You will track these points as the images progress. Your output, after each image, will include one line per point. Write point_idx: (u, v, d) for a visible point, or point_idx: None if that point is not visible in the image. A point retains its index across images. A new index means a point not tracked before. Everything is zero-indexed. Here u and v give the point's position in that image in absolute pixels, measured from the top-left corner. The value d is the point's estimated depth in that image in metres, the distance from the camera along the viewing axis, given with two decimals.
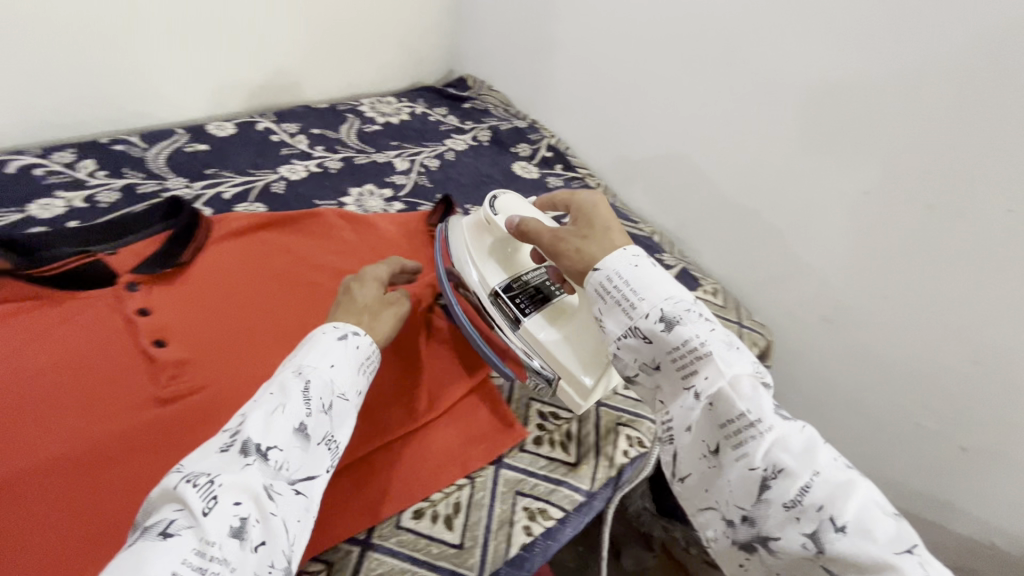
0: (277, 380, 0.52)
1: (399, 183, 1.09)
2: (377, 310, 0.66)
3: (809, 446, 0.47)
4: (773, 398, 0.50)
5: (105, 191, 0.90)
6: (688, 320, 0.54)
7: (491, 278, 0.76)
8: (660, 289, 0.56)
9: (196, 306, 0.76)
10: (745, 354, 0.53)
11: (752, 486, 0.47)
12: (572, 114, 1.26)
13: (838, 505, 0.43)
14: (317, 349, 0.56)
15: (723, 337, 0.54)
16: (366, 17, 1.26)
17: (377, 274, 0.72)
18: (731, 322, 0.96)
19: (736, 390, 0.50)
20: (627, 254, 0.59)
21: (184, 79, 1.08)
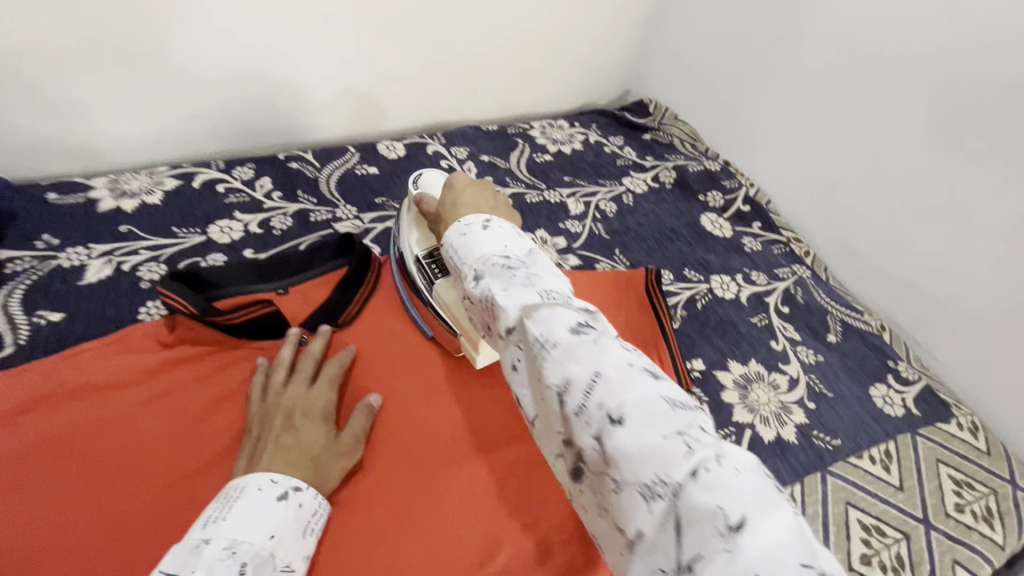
0: (203, 558, 0.42)
1: (573, 231, 0.95)
2: (328, 456, 0.58)
3: (597, 350, 0.38)
4: (573, 315, 0.40)
5: (279, 216, 0.85)
6: (497, 272, 0.45)
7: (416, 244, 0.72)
8: (486, 245, 0.47)
9: (363, 370, 0.69)
10: (535, 284, 0.43)
11: (556, 409, 0.39)
12: (783, 164, 1.07)
13: (634, 411, 0.35)
14: (254, 516, 0.47)
15: (524, 275, 0.44)
16: (554, 32, 1.14)
17: (321, 401, 0.62)
18: (998, 479, 0.73)
19: (534, 311, 0.41)
20: (461, 224, 0.51)
21: (365, 93, 1.02)
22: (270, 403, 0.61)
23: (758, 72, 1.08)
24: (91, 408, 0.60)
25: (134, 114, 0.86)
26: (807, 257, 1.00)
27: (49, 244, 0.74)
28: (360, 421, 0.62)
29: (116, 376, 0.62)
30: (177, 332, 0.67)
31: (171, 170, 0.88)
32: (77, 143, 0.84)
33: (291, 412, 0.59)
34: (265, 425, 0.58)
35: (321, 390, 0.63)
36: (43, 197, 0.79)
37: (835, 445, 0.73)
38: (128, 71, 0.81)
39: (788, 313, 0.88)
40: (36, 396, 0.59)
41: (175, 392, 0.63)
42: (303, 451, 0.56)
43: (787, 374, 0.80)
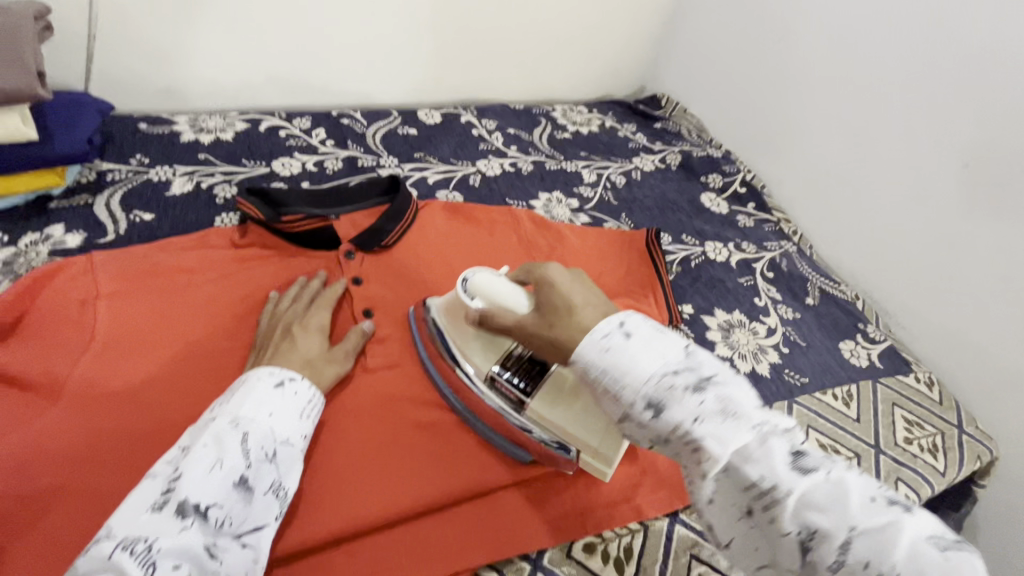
0: (209, 430, 0.51)
1: (586, 196, 1.07)
2: (322, 362, 0.65)
3: (837, 493, 0.42)
4: (785, 448, 0.44)
5: (332, 159, 0.98)
6: (677, 399, 0.46)
7: (484, 365, 0.66)
8: (647, 361, 0.48)
9: (400, 281, 0.81)
10: (741, 417, 0.44)
11: (792, 550, 0.42)
12: (781, 155, 1.20)
13: (886, 558, 0.38)
14: (255, 397, 0.55)
15: (717, 401, 0.45)
16: (581, 27, 1.28)
17: (318, 321, 0.69)
18: (946, 423, 0.83)
19: (749, 455, 0.44)
20: (597, 336, 0.50)
21: (412, 65, 1.16)
22: (273, 321, 0.69)
23: (764, 73, 1.21)
24: (176, 283, 0.72)
25: (215, 64, 1.00)
26: (795, 236, 1.11)
27: (141, 162, 0.87)
28: (353, 338, 0.69)
29: (197, 262, 0.74)
30: (246, 236, 0.79)
31: (241, 116, 1.02)
32: (165, 85, 0.98)
33: (288, 326, 0.67)
34: (266, 339, 0.66)
35: (318, 313, 0.70)
36: (135, 125, 0.92)
37: (803, 383, 0.83)
38: (217, 25, 0.95)
39: (772, 278, 0.99)
40: (132, 268, 0.71)
41: (243, 281, 0.75)
42: (300, 354, 0.64)
43: (766, 324, 0.91)
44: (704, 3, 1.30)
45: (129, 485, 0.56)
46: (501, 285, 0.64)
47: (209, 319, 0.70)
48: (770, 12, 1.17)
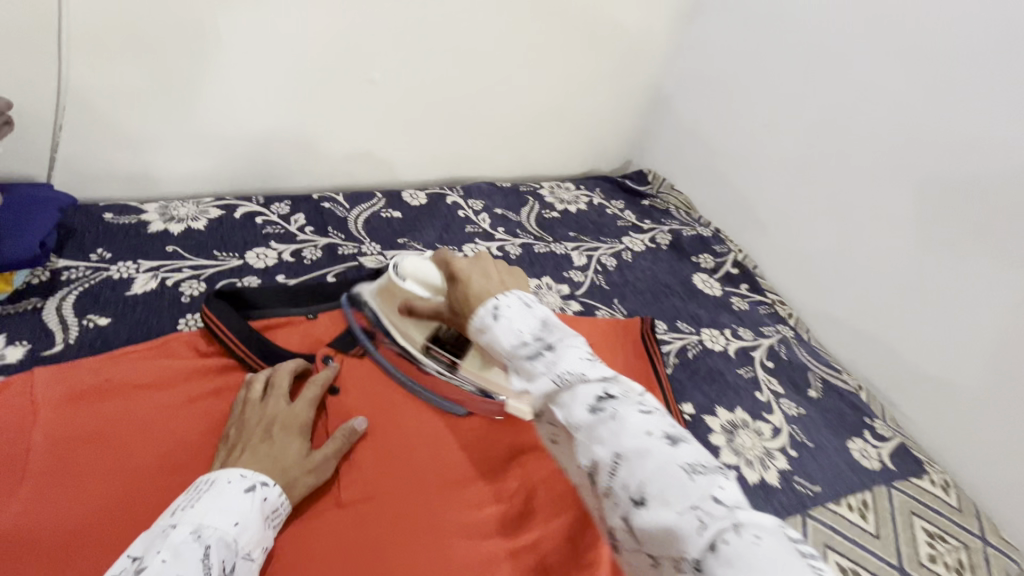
0: (169, 542, 0.47)
1: (576, 280, 1.03)
2: (300, 470, 0.60)
3: (616, 428, 0.41)
4: (593, 391, 0.43)
5: (310, 248, 0.94)
6: (520, 354, 0.47)
7: (415, 334, 0.71)
8: (502, 335, 0.49)
9: (381, 387, 0.73)
10: (553, 370, 0.45)
11: (585, 483, 0.43)
12: (769, 235, 1.20)
13: (643, 485, 0.39)
14: (219, 503, 0.52)
15: (541, 363, 0.46)
16: (564, 107, 1.29)
17: (299, 416, 0.65)
18: (970, 535, 0.77)
19: (555, 397, 0.45)
20: (476, 320, 0.52)
21: (397, 146, 1.14)
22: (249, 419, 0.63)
23: (746, 153, 1.22)
24: (128, 404, 0.64)
25: (192, 150, 0.96)
26: (790, 318, 1.08)
27: (102, 258, 0.81)
28: (338, 443, 0.63)
29: (154, 378, 0.67)
30: (214, 343, 0.73)
31: (216, 202, 0.97)
32: (136, 172, 0.93)
33: (269, 423, 0.63)
34: (242, 434, 0.61)
35: (300, 406, 0.66)
36: (100, 215, 0.87)
37: (815, 491, 0.78)
38: (194, 112, 0.92)
39: (772, 367, 0.95)
40: (81, 391, 0.64)
41: (207, 397, 0.67)
42: (277, 460, 0.59)
43: (771, 423, 0.86)
44: (685, 85, 1.33)
45: None
46: (427, 267, 0.67)
47: (168, 445, 0.63)
48: (749, 96, 1.20)
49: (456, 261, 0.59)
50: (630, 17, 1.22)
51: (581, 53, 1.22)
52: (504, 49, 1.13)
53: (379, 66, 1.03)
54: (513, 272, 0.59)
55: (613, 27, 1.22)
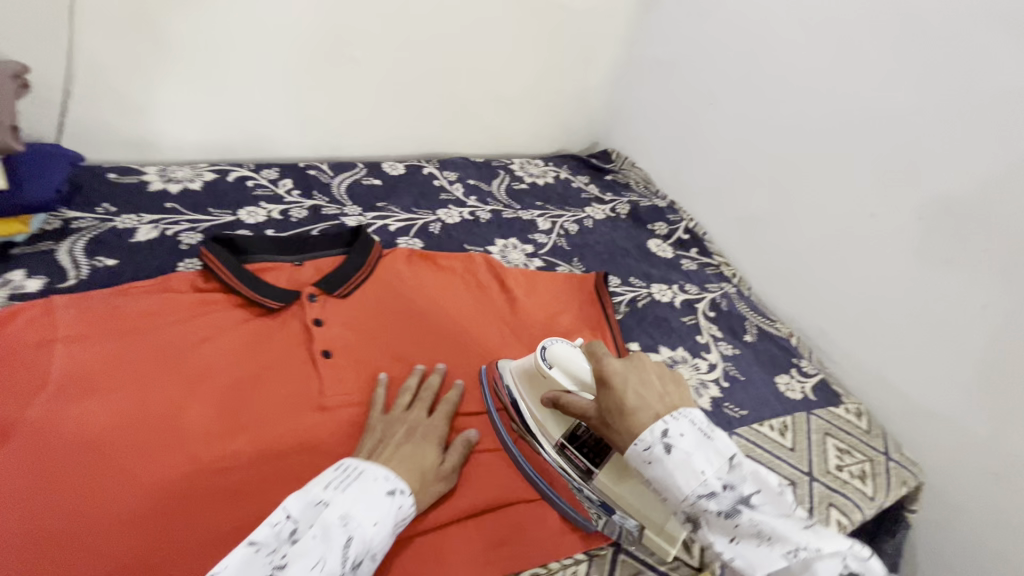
0: (323, 520, 0.52)
1: (540, 242, 1.13)
2: (429, 478, 0.64)
3: None
4: (830, 564, 0.49)
5: (297, 208, 1.03)
6: (721, 516, 0.53)
7: (555, 431, 0.72)
8: (684, 480, 0.54)
9: (359, 323, 0.83)
10: (776, 542, 0.51)
11: None
12: (718, 206, 1.32)
13: None
14: (366, 498, 0.56)
15: (749, 523, 0.52)
16: (534, 90, 1.40)
17: (435, 429, 0.69)
18: (874, 451, 0.89)
19: (793, 574, 0.51)
20: (637, 448, 0.56)
21: (378, 122, 1.24)
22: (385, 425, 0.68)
23: (699, 132, 1.34)
24: (135, 326, 0.73)
25: (189, 120, 1.05)
26: (734, 278, 1.20)
27: (107, 211, 0.90)
28: (459, 452, 0.68)
29: (157, 306, 0.76)
30: (210, 281, 0.82)
31: (210, 167, 1.07)
32: (137, 138, 1.02)
33: (411, 429, 0.68)
34: (387, 433, 0.67)
35: (437, 419, 0.71)
36: (105, 175, 0.96)
37: (742, 414, 0.89)
38: (192, 85, 1.02)
39: (713, 316, 1.06)
40: (93, 314, 0.73)
41: (203, 322, 0.76)
42: (419, 463, 0.63)
43: (708, 360, 0.97)
44: (645, 70, 1.44)
45: (69, 526, 0.57)
46: (579, 362, 0.69)
47: (171, 358, 0.71)
48: (702, 79, 1.32)
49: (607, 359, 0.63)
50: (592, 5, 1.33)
51: (549, 40, 1.33)
52: (476, 32, 1.23)
53: (359, 45, 1.12)
54: (671, 380, 0.62)
55: (576, 14, 1.33)
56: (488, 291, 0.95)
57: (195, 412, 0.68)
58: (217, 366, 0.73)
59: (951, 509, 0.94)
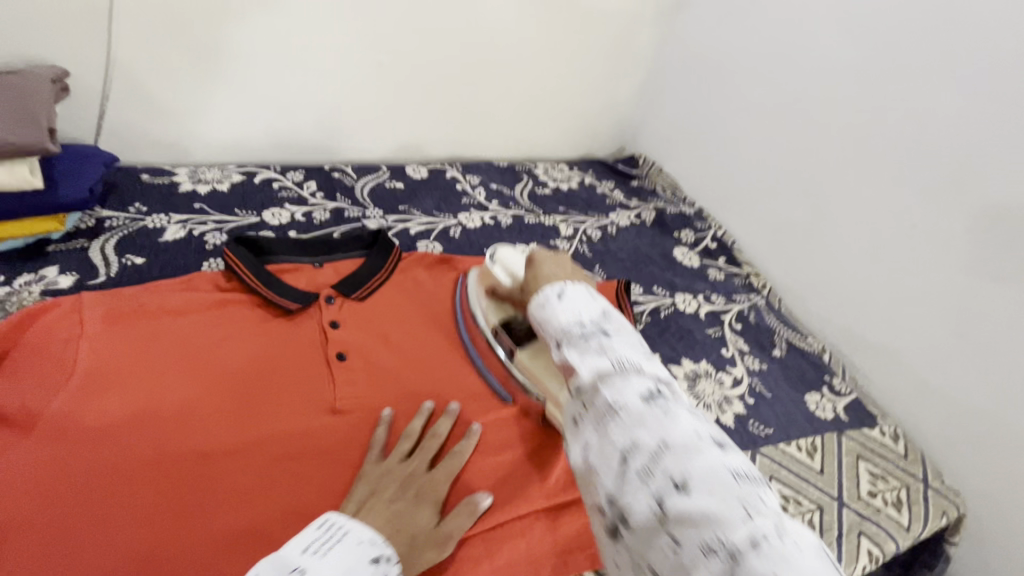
0: None
1: (561, 248, 1.12)
2: (423, 541, 0.60)
3: (667, 420, 0.40)
4: (644, 386, 0.42)
5: (320, 210, 1.04)
6: (580, 339, 0.46)
7: (491, 315, 0.80)
8: (564, 312, 0.49)
9: (375, 326, 0.83)
10: (610, 357, 0.44)
11: (614, 467, 0.40)
12: (749, 214, 1.27)
13: (686, 471, 0.37)
14: (343, 567, 0.50)
15: (598, 342, 0.45)
16: (561, 94, 1.38)
17: (435, 483, 0.65)
18: (912, 477, 0.84)
19: (608, 379, 0.43)
20: (539, 299, 0.52)
21: (404, 125, 1.25)
22: (387, 477, 0.64)
23: (731, 137, 1.30)
24: (160, 324, 0.74)
25: (220, 123, 1.08)
26: (764, 289, 1.15)
27: (139, 210, 0.93)
28: (462, 519, 0.64)
29: (182, 305, 0.77)
30: (232, 281, 0.84)
31: (239, 169, 1.09)
32: (170, 140, 1.06)
33: (412, 485, 0.64)
34: (384, 487, 0.63)
35: (439, 478, 0.66)
36: (138, 176, 0.99)
37: (767, 433, 0.84)
38: (224, 88, 1.04)
39: (740, 329, 1.02)
40: (120, 311, 0.74)
41: (224, 322, 0.77)
42: (411, 526, 0.60)
43: (733, 374, 0.93)
44: (675, 74, 1.41)
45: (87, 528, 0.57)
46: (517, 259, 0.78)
47: (194, 356, 0.72)
48: (735, 83, 1.27)
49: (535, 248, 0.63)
50: (622, 8, 1.31)
51: (577, 43, 1.31)
52: (502, 36, 1.22)
53: (386, 50, 1.12)
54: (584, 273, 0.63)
55: (606, 18, 1.30)
56: None
57: (215, 415, 0.68)
58: (238, 365, 0.73)
59: (998, 545, 0.87)
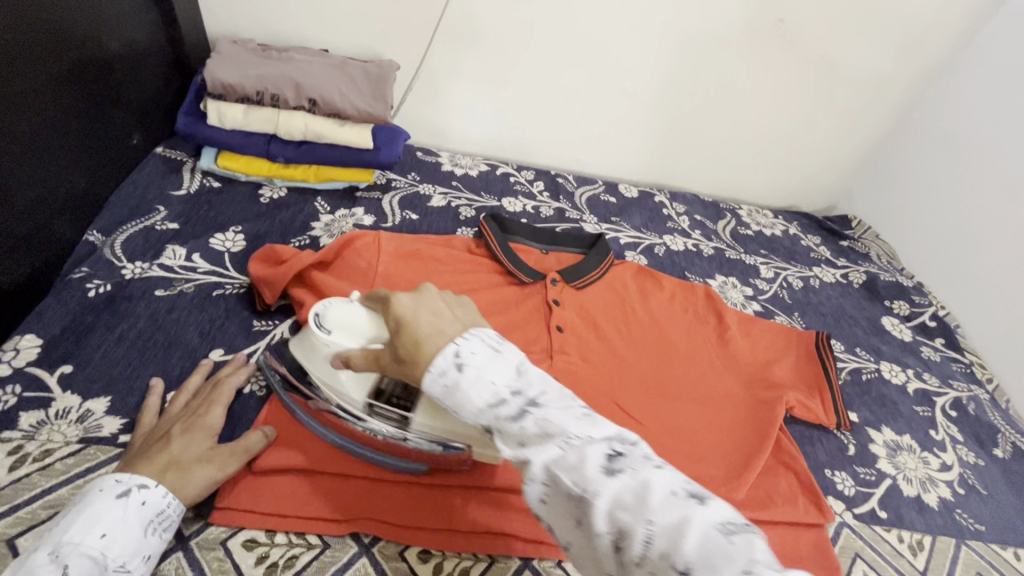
0: (25, 564, 0.45)
1: (761, 288, 1.13)
2: (188, 467, 0.56)
3: (638, 491, 0.38)
4: (601, 451, 0.41)
5: (546, 207, 1.19)
6: (510, 423, 0.43)
7: (354, 394, 0.61)
8: (476, 394, 0.45)
9: (591, 313, 0.94)
10: (647, 481, 0.39)
11: (608, 554, 0.39)
12: (983, 302, 1.16)
13: (678, 552, 0.35)
14: (88, 517, 0.49)
15: (535, 423, 0.43)
16: (783, 143, 1.38)
17: (209, 421, 0.61)
18: None
19: (562, 462, 0.41)
20: (433, 371, 0.46)
21: (627, 149, 1.35)
22: (163, 422, 0.61)
23: (978, 216, 1.20)
24: (431, 267, 0.92)
25: (479, 121, 1.28)
26: (988, 382, 1.04)
27: (414, 179, 1.16)
28: (248, 442, 0.60)
29: (446, 258, 0.95)
30: (478, 249, 1.01)
31: (485, 161, 1.29)
32: (440, 129, 1.29)
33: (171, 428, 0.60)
34: (144, 439, 0.59)
35: (211, 413, 0.62)
36: (416, 153, 1.23)
37: (978, 529, 0.77)
38: (493, 95, 1.24)
39: (955, 416, 0.94)
40: (407, 249, 0.93)
41: (472, 278, 0.93)
42: (166, 461, 0.56)
43: (941, 459, 0.86)
44: (920, 139, 1.33)
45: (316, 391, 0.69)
46: (353, 313, 0.59)
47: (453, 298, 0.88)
48: (998, 161, 1.17)
49: (396, 299, 0.53)
50: (877, 66, 1.27)
51: (817, 96, 1.30)
52: (742, 81, 1.26)
53: (632, 79, 1.22)
54: (460, 305, 0.55)
55: (854, 75, 1.28)
56: (705, 320, 0.99)
57: None
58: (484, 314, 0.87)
59: None
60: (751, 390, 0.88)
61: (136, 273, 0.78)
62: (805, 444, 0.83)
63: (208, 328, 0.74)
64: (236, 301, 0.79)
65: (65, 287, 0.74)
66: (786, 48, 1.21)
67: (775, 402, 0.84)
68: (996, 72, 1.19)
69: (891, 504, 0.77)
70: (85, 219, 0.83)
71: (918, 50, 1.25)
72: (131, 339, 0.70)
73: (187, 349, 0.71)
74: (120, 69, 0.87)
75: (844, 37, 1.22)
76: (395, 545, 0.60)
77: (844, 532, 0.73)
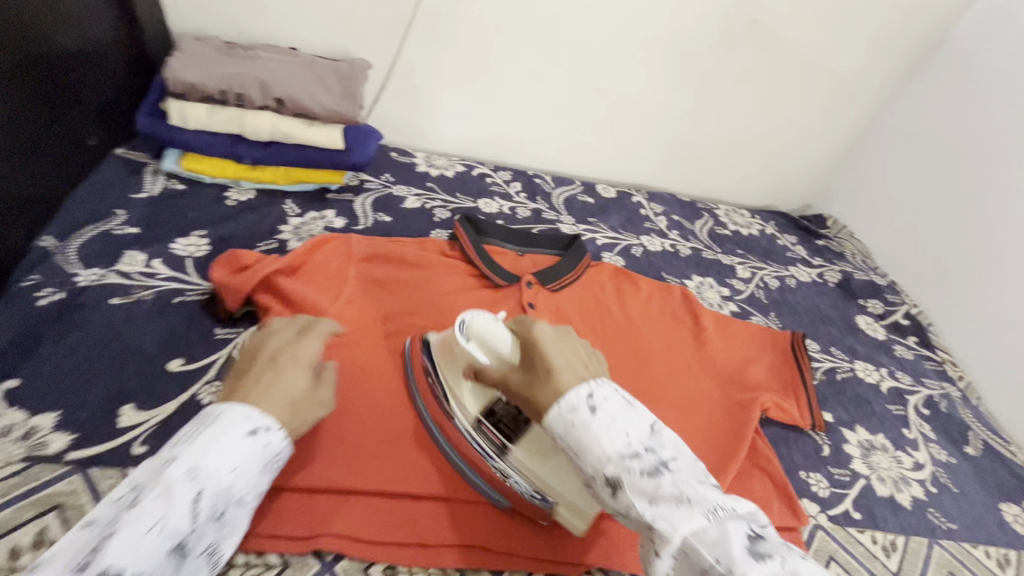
0: (164, 477, 0.45)
1: (738, 288, 1.13)
2: (302, 407, 0.55)
3: None
4: (744, 531, 0.43)
5: (523, 208, 1.18)
6: (640, 478, 0.46)
7: (472, 406, 0.67)
8: (609, 441, 0.48)
9: (565, 317, 0.92)
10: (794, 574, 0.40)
11: None
12: (954, 300, 1.18)
13: None
14: (219, 444, 0.48)
15: (672, 488, 0.45)
16: (759, 143, 1.39)
17: (305, 354, 0.60)
18: None
19: (705, 536, 0.43)
20: (565, 405, 0.50)
21: (605, 149, 1.34)
22: (262, 341, 0.61)
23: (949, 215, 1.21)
24: (399, 270, 0.90)
25: (455, 121, 1.26)
26: (959, 381, 1.05)
27: (388, 180, 1.13)
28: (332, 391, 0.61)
29: (415, 259, 0.92)
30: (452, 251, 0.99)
31: (461, 162, 1.27)
32: (415, 129, 1.27)
33: (275, 354, 0.59)
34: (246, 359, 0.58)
35: (308, 343, 0.62)
36: (390, 154, 1.20)
37: (950, 527, 0.78)
38: (468, 95, 1.22)
39: (927, 414, 0.95)
40: (373, 252, 0.91)
41: (443, 280, 0.91)
42: (285, 393, 0.54)
43: (914, 457, 0.86)
44: (893, 139, 1.34)
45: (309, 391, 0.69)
46: (500, 330, 0.66)
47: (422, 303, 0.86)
48: (968, 160, 1.18)
49: (540, 326, 0.59)
50: (851, 67, 1.27)
51: (793, 97, 1.31)
52: (719, 81, 1.26)
53: (609, 79, 1.22)
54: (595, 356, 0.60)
55: (829, 76, 1.28)
56: (681, 321, 0.98)
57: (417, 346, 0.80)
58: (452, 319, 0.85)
59: None
60: (728, 391, 0.87)
61: (92, 279, 0.75)
62: (781, 446, 0.82)
63: (167, 337, 0.71)
64: (198, 308, 0.76)
65: (14, 296, 0.71)
66: (761, 48, 1.22)
67: (751, 403, 0.84)
68: (966, 73, 1.20)
69: (866, 504, 0.77)
70: (37, 223, 0.79)
71: (891, 51, 1.26)
72: (84, 349, 0.67)
73: (144, 359, 0.68)
74: (74, 66, 0.83)
75: (818, 38, 1.22)
76: (360, 562, 0.59)
77: (819, 535, 0.72)
